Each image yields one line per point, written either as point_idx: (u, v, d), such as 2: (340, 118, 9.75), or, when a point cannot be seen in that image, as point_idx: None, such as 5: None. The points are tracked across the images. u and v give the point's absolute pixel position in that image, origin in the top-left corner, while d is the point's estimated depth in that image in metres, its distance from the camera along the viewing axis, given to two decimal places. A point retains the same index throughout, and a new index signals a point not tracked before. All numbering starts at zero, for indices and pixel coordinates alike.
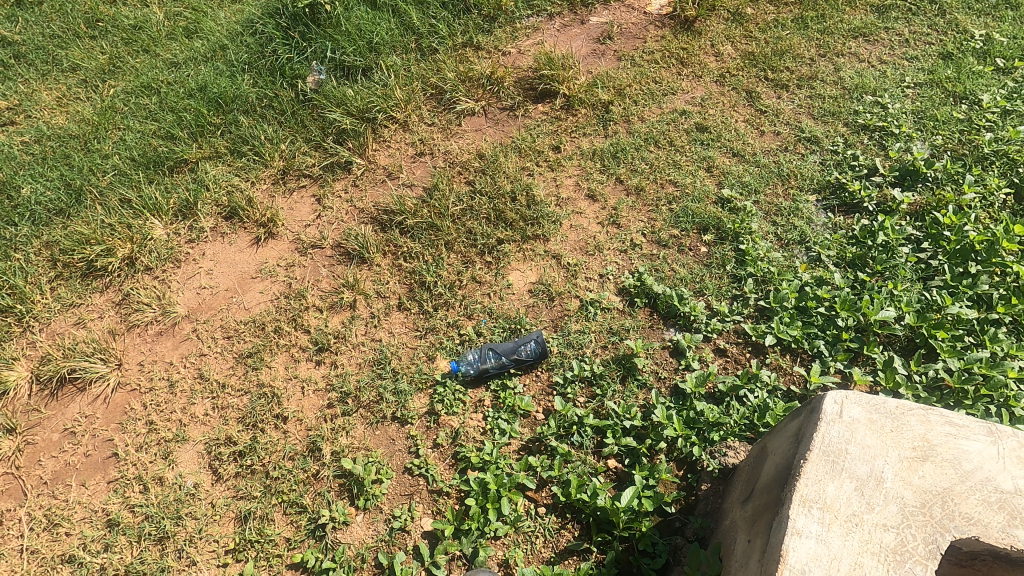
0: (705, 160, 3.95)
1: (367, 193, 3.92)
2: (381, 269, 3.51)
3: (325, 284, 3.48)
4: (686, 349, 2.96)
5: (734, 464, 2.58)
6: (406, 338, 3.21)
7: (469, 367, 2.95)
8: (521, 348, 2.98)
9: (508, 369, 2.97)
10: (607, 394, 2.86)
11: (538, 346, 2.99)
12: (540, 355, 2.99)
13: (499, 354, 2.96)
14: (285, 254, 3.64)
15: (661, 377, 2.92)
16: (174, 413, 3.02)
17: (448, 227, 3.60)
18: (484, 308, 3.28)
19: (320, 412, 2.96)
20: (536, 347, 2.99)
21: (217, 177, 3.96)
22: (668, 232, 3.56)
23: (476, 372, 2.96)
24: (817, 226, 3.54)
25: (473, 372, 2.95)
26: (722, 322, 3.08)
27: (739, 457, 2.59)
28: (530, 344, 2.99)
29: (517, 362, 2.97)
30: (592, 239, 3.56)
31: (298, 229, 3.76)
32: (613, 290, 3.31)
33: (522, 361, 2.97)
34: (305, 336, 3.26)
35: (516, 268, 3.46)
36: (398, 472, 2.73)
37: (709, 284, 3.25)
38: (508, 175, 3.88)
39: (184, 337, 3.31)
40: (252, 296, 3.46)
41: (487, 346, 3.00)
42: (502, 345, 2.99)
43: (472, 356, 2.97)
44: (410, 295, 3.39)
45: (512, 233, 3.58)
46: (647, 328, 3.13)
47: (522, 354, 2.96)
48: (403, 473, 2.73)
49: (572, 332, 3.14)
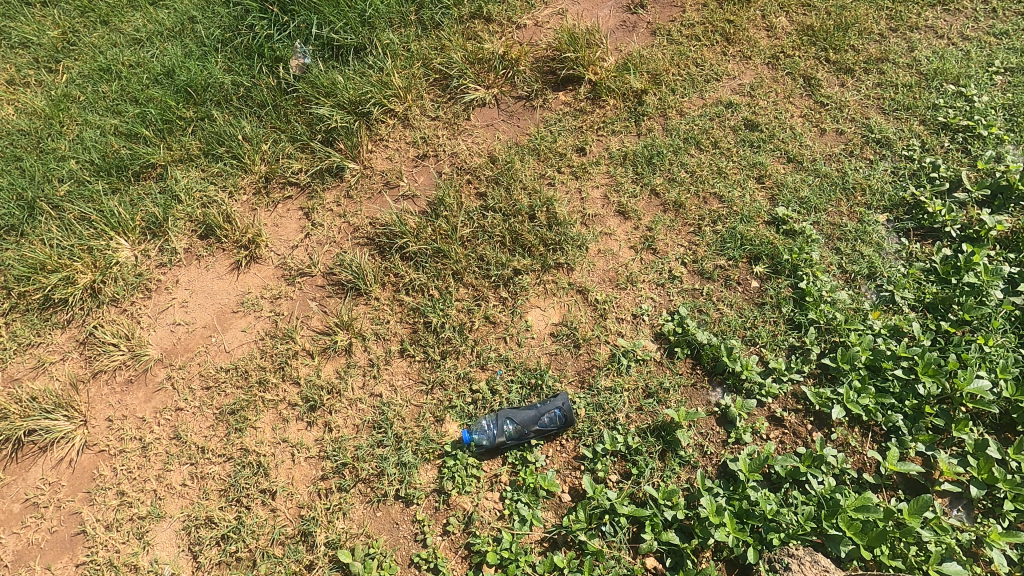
0: (756, 166, 3.37)
1: (362, 206, 3.39)
2: (380, 304, 3.05)
3: (315, 322, 3.03)
4: (737, 418, 2.54)
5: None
6: (410, 393, 2.79)
7: (483, 438, 2.55)
8: (543, 416, 2.57)
9: (527, 441, 2.57)
10: (644, 474, 2.47)
11: (563, 413, 2.58)
12: (564, 424, 2.58)
13: (518, 423, 2.55)
14: (270, 283, 3.18)
15: (707, 453, 2.51)
16: (148, 482, 2.66)
17: (456, 254, 3.10)
18: (499, 357, 2.84)
19: (313, 486, 2.59)
20: (562, 416, 2.57)
21: (190, 186, 3.43)
22: (712, 261, 3.05)
23: (490, 444, 2.55)
24: (888, 255, 3.02)
25: (488, 445, 2.55)
26: (778, 383, 2.63)
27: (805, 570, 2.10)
28: (554, 412, 2.58)
29: (539, 434, 2.56)
30: (624, 269, 3.07)
31: (283, 252, 3.27)
32: (649, 336, 2.86)
33: (544, 432, 2.57)
34: (295, 389, 2.84)
35: (535, 306, 2.99)
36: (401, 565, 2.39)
37: (762, 332, 2.78)
38: (526, 186, 3.33)
39: (158, 387, 2.90)
40: (233, 336, 3.02)
41: (505, 414, 2.58)
42: (523, 413, 2.57)
43: (486, 424, 2.57)
44: (413, 338, 2.94)
45: (531, 261, 3.08)
46: (689, 387, 2.69)
47: (545, 424, 2.56)
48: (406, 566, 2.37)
49: (602, 390, 2.70)
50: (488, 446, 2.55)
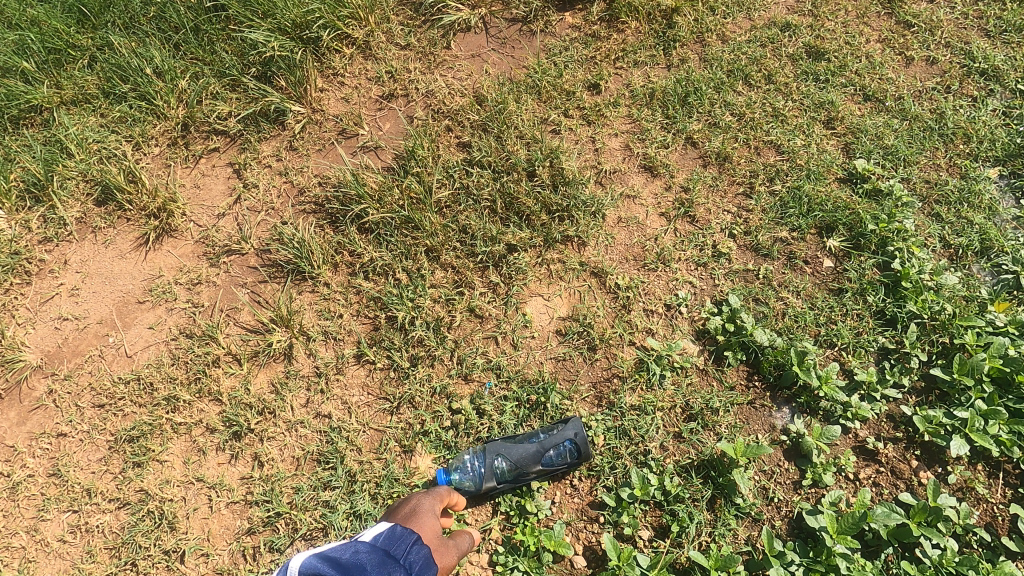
0: (824, 106, 2.57)
1: (308, 161, 2.59)
2: (330, 292, 2.30)
3: (245, 316, 2.29)
4: (814, 451, 1.85)
5: None
6: (369, 414, 2.10)
7: (464, 481, 1.87)
8: (544, 451, 1.87)
9: (524, 483, 1.88)
10: (686, 532, 1.80)
11: (574, 446, 1.88)
12: (574, 460, 1.88)
13: (510, 461, 1.86)
14: (187, 264, 2.42)
15: (772, 501, 1.83)
16: (16, 538, 1.98)
17: (431, 225, 2.34)
18: (488, 365, 2.14)
19: (236, 544, 1.93)
20: (573, 449, 1.88)
21: (83, 135, 2.62)
22: (770, 232, 2.30)
23: (474, 489, 1.87)
24: (1004, 223, 2.28)
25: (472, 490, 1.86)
26: (868, 402, 1.93)
27: None
28: (562, 444, 1.88)
29: (541, 474, 1.87)
30: (652, 244, 2.33)
31: (205, 222, 2.50)
32: (689, 335, 2.14)
33: (547, 472, 1.87)
34: (215, 409, 2.13)
35: (536, 294, 2.27)
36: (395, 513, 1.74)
37: (843, 330, 2.06)
38: (523, 134, 2.54)
39: (35, 405, 2.19)
40: (137, 335, 2.29)
41: (494, 448, 1.88)
42: (519, 446, 1.87)
43: (468, 461, 1.89)
44: (374, 338, 2.22)
45: (529, 235, 2.33)
46: (745, 406, 1.99)
47: (547, 462, 1.86)
48: (407, 508, 1.72)
49: (627, 411, 2.01)
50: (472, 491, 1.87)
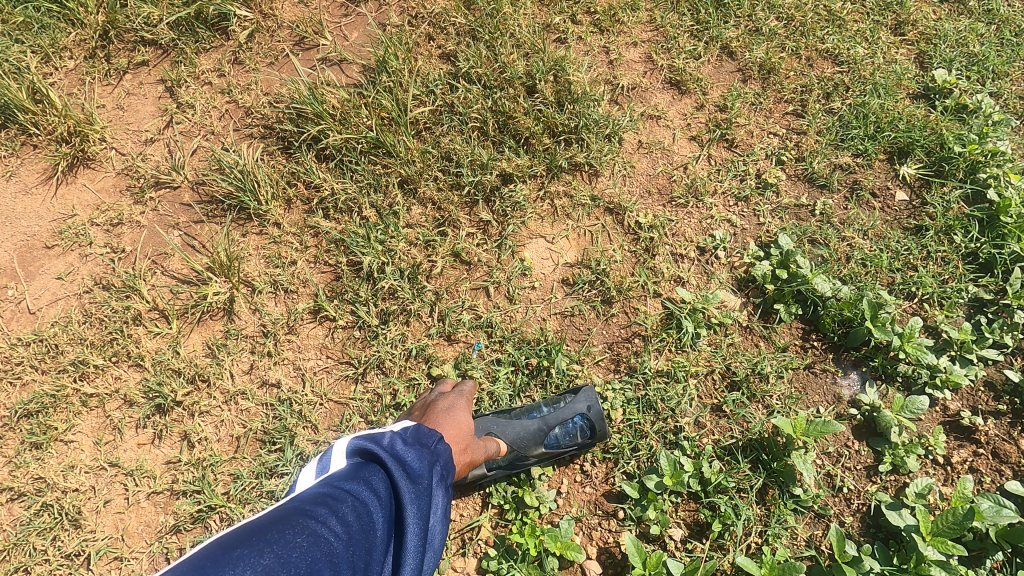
0: (892, 8, 2.08)
1: (256, 75, 2.10)
2: (281, 234, 1.85)
3: (175, 264, 1.84)
4: (894, 429, 1.45)
5: None
6: (327, 383, 1.68)
7: None
8: (546, 430, 1.45)
9: (521, 470, 1.48)
10: (730, 531, 1.40)
11: (585, 424, 1.47)
12: (583, 441, 1.48)
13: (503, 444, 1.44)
14: (106, 201, 1.95)
15: (839, 491, 1.43)
16: None
17: (406, 150, 1.88)
18: (477, 322, 1.71)
19: (158, 545, 1.52)
20: (583, 428, 1.48)
21: None
22: (829, 159, 1.85)
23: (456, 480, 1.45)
24: None
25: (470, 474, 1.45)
26: (961, 366, 1.51)
27: None
28: (569, 421, 1.47)
29: (543, 458, 1.47)
30: (680, 174, 1.88)
31: (130, 150, 2.03)
32: (728, 285, 1.71)
33: (551, 456, 1.47)
34: (135, 378, 1.70)
35: (536, 235, 1.82)
36: (418, 406, 1.45)
37: (925, 276, 1.63)
38: (521, 40, 2.04)
39: None
40: (41, 287, 1.84)
41: (484, 426, 1.45)
42: (516, 425, 1.45)
43: None
44: (335, 290, 1.78)
45: (529, 163, 1.87)
46: (802, 372, 1.58)
47: (550, 444, 1.46)
48: (435, 402, 1.42)
49: (651, 379, 1.59)
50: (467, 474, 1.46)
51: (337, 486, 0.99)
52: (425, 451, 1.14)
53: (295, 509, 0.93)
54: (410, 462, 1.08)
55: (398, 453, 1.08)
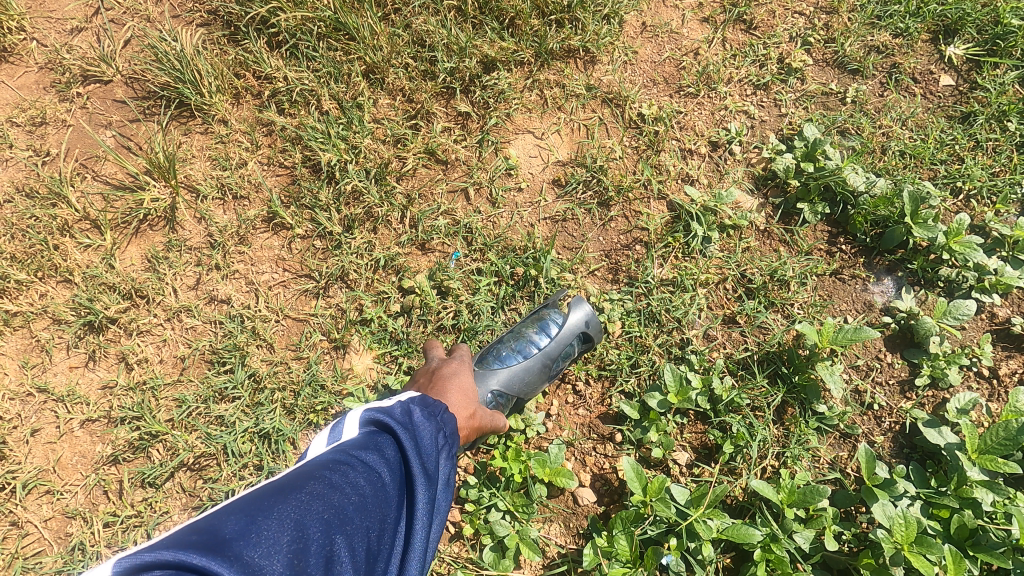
0: None
1: None
2: (228, 132, 1.60)
3: (107, 168, 1.60)
4: (934, 338, 1.25)
5: None
6: (284, 298, 1.47)
7: None
8: (548, 364, 1.24)
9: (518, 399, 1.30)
10: (744, 453, 1.22)
11: (580, 343, 1.28)
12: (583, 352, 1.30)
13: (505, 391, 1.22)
14: (27, 98, 1.69)
15: (867, 408, 1.26)
16: None
17: (371, 32, 1.60)
18: (455, 228, 1.49)
19: (94, 477, 1.35)
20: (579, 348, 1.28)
21: None
22: (864, 39, 1.58)
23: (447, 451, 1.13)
24: None
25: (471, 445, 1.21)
26: (1013, 268, 1.31)
27: None
28: (567, 346, 1.26)
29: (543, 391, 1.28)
30: (690, 61, 1.62)
31: (51, 39, 1.74)
32: (744, 183, 1.48)
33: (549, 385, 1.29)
34: (65, 295, 1.49)
35: (524, 131, 1.58)
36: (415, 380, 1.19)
37: (973, 169, 1.41)
38: None
39: None
40: None
41: (479, 379, 1.19)
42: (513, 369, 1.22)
43: None
44: (292, 194, 1.54)
45: (514, 46, 1.60)
46: (827, 278, 1.37)
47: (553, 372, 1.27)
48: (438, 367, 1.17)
49: (655, 288, 1.39)
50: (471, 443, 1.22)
51: (345, 453, 0.80)
52: (440, 417, 0.95)
53: (296, 477, 0.76)
54: (428, 428, 0.89)
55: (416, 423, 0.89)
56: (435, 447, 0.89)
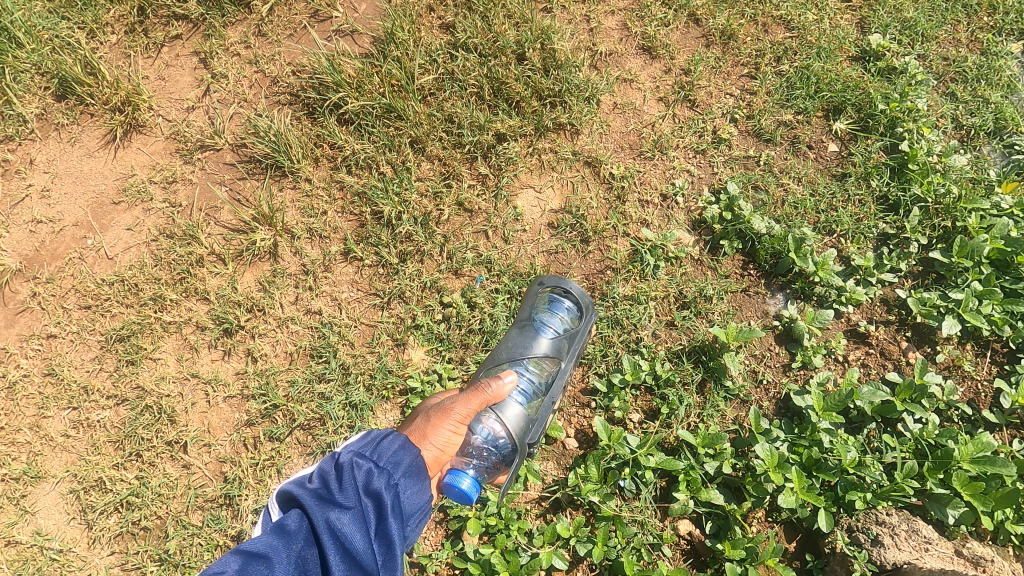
0: None
1: (279, 47, 2.38)
2: (312, 188, 2.20)
3: (225, 215, 2.21)
4: (805, 335, 1.86)
5: (896, 560, 1.53)
6: (359, 310, 2.08)
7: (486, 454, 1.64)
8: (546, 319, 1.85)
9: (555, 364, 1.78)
10: (676, 414, 1.83)
11: (564, 297, 1.89)
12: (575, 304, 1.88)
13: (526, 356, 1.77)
14: (160, 161, 2.29)
15: (761, 383, 1.87)
16: (20, 434, 2.01)
17: (415, 114, 2.20)
18: (479, 259, 2.10)
19: (236, 435, 1.97)
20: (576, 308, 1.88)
21: (31, 23, 2.38)
22: (774, 115, 2.17)
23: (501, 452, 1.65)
24: (1020, 99, 2.17)
25: (511, 422, 1.62)
26: (863, 287, 1.91)
27: (903, 546, 1.55)
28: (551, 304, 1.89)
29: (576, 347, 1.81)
30: (649, 131, 2.20)
31: (174, 115, 2.34)
32: (685, 225, 2.08)
33: (577, 339, 1.82)
34: (204, 308, 2.10)
35: (528, 187, 2.18)
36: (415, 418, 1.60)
37: (842, 215, 2.00)
38: (510, 11, 2.31)
39: (22, 308, 2.15)
40: (116, 237, 2.21)
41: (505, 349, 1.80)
42: (538, 342, 1.77)
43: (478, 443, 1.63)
44: (361, 235, 2.15)
45: (519, 123, 2.20)
46: (739, 294, 1.98)
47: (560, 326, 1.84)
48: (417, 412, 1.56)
49: (620, 301, 1.99)
50: (516, 424, 1.63)
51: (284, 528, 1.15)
52: (371, 473, 1.22)
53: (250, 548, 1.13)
54: (348, 494, 1.18)
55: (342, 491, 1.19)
56: (350, 508, 1.17)
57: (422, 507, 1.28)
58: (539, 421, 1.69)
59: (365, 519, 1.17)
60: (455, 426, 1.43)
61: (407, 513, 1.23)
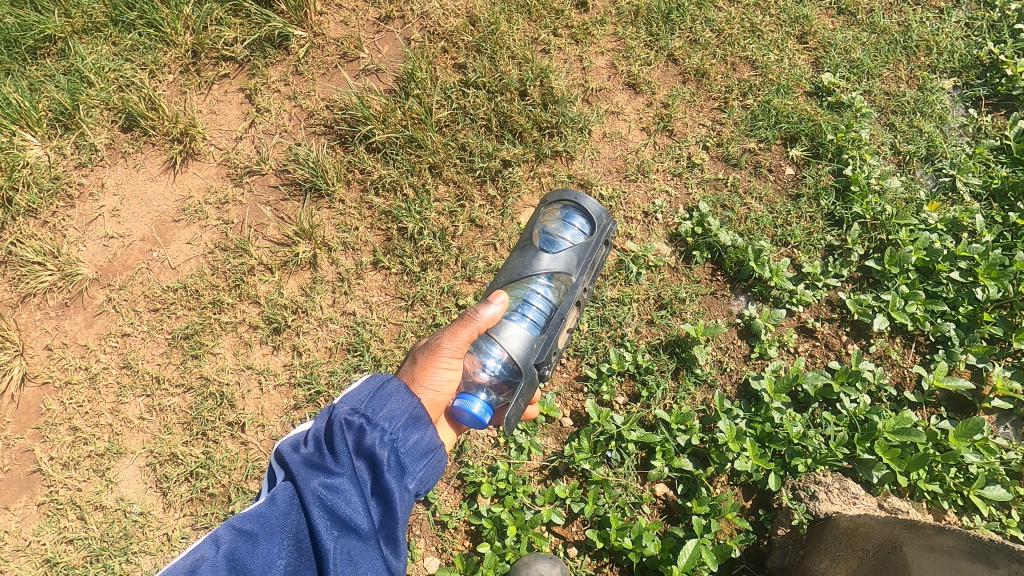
0: (799, 21, 2.72)
1: (315, 85, 2.76)
2: (345, 208, 2.58)
3: (271, 231, 2.58)
4: (762, 331, 2.22)
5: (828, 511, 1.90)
6: (387, 311, 2.45)
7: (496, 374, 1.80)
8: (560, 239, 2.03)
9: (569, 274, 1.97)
10: (655, 396, 2.20)
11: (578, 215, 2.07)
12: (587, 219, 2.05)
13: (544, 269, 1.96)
14: (213, 184, 2.67)
15: (725, 370, 2.23)
16: (103, 417, 2.38)
17: (433, 143, 2.57)
18: (489, 267, 2.47)
19: (285, 417, 2.34)
20: (587, 224, 2.05)
21: (100, 64, 2.77)
22: (740, 143, 2.54)
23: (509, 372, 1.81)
24: (950, 129, 2.54)
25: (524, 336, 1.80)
26: (811, 290, 2.28)
27: (836, 500, 1.91)
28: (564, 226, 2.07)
29: (583, 263, 1.99)
30: (633, 157, 2.58)
31: (225, 144, 2.72)
32: (663, 238, 2.45)
33: (588, 251, 2.00)
34: (255, 310, 2.48)
35: (529, 206, 2.55)
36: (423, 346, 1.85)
37: (795, 230, 2.38)
38: (513, 52, 2.69)
39: (99, 310, 2.52)
40: (178, 249, 2.58)
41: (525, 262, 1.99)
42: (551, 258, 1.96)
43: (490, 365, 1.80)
44: (388, 248, 2.52)
45: (522, 150, 2.57)
46: (708, 296, 2.35)
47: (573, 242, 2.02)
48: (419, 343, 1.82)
49: (608, 302, 2.36)
50: (531, 337, 1.82)
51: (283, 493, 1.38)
52: (362, 436, 1.43)
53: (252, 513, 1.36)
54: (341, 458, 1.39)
55: (337, 453, 1.40)
56: (345, 472, 1.39)
57: (422, 456, 1.50)
58: (546, 341, 1.86)
59: (356, 481, 1.39)
60: (448, 361, 1.71)
61: (406, 466, 1.46)
